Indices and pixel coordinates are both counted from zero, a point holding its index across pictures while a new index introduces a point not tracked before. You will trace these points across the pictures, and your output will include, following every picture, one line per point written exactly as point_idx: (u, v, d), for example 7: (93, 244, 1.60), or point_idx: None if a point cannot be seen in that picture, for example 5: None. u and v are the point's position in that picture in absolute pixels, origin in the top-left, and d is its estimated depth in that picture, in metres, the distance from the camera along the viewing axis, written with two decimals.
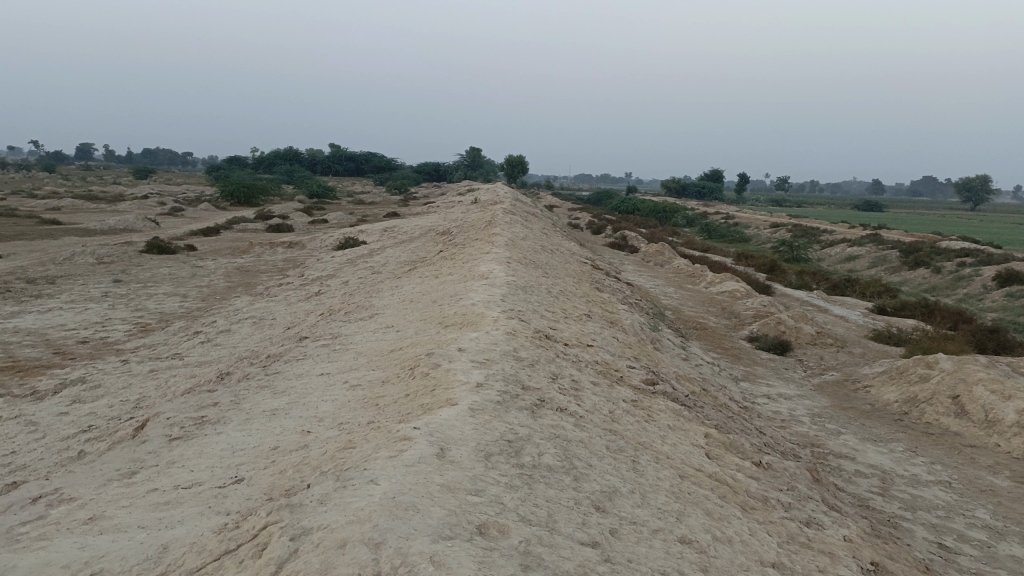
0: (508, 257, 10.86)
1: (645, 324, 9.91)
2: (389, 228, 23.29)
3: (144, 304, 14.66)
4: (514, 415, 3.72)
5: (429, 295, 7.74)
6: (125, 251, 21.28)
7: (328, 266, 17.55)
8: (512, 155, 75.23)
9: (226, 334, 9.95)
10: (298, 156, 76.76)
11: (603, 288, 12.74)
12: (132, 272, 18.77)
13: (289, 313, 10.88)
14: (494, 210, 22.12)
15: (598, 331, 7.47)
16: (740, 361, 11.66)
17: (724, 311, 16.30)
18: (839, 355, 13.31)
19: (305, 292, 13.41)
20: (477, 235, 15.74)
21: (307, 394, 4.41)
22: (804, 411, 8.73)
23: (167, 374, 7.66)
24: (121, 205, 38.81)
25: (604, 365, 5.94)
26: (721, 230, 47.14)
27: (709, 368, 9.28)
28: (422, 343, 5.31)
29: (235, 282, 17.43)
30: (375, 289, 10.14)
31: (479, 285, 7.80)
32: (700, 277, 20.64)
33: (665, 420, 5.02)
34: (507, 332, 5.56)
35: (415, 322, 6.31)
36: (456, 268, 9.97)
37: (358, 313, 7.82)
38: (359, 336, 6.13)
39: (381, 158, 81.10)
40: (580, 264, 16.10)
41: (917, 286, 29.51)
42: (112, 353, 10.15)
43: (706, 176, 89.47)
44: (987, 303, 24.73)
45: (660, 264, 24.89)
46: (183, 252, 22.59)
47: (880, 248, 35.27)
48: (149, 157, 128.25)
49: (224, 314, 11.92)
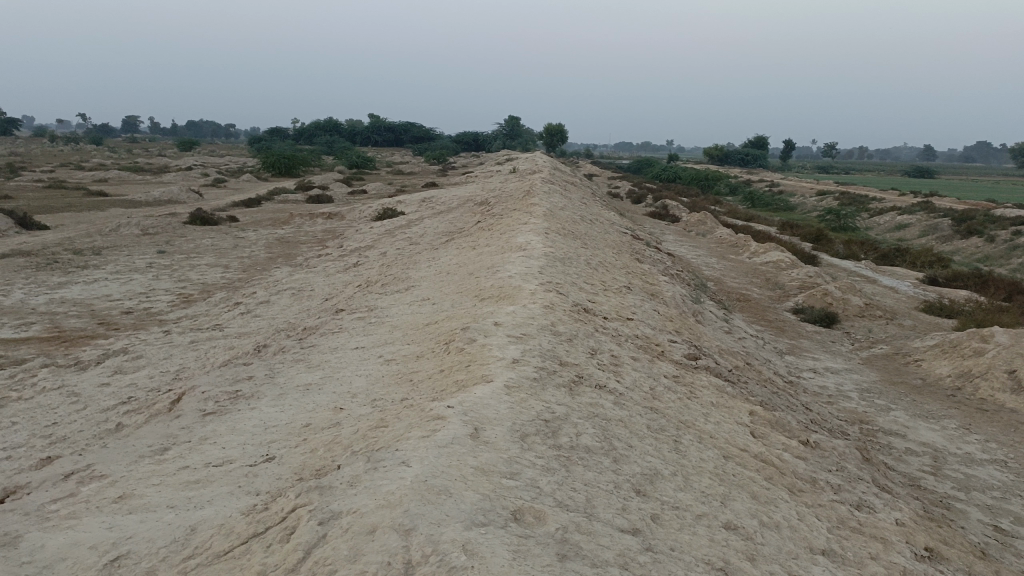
0: (546, 228, 10.69)
1: (686, 296, 9.69)
2: (427, 199, 23.22)
3: (187, 275, 14.85)
4: (551, 393, 3.59)
5: (466, 267, 7.62)
6: (169, 222, 21.60)
7: (367, 236, 17.57)
8: (550, 124, 74.49)
9: (265, 305, 10.00)
10: (338, 127, 77.05)
11: (643, 259, 12.50)
12: (176, 243, 19.03)
13: (328, 285, 10.88)
14: (532, 180, 21.86)
15: (638, 304, 7.29)
16: (785, 334, 11.36)
17: (768, 282, 15.92)
18: (887, 327, 12.91)
19: (343, 263, 13.42)
20: (515, 205, 15.57)
21: (341, 369, 4.34)
22: (852, 386, 8.45)
23: (207, 345, 7.70)
24: (166, 177, 39.45)
25: (645, 339, 5.77)
26: (765, 198, 46.17)
27: (752, 341, 9.04)
28: (458, 317, 5.20)
29: (275, 253, 17.57)
30: (412, 261, 10.06)
31: (516, 256, 7.66)
32: (743, 247, 20.19)
33: (707, 397, 4.85)
34: (544, 306, 5.42)
35: (451, 294, 6.21)
36: (494, 240, 9.84)
37: (395, 285, 7.75)
38: (395, 309, 6.05)
39: (420, 128, 81.01)
40: (620, 234, 15.84)
41: (969, 255, 28.55)
42: (154, 323, 10.28)
43: (750, 143, 87.55)
44: None
45: (701, 233, 24.45)
46: (225, 223, 22.85)
47: (931, 217, 34.16)
48: (192, 129, 130.19)
49: (264, 285, 11.99)
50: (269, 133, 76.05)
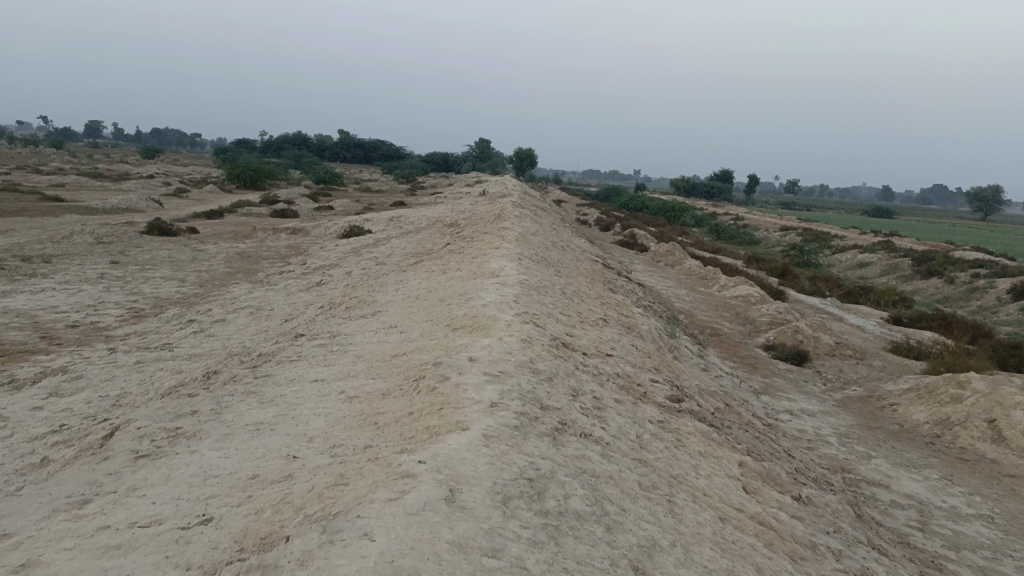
0: (519, 254, 10.34)
1: (661, 330, 9.40)
2: (396, 218, 22.80)
3: (141, 288, 14.19)
4: (533, 443, 3.20)
5: (437, 292, 7.20)
6: (125, 231, 20.83)
7: (332, 254, 17.08)
8: (521, 149, 74.75)
9: (221, 324, 9.47)
10: (307, 141, 76.31)
11: (616, 289, 12.22)
12: (131, 254, 18.30)
13: (288, 305, 10.37)
14: (503, 203, 21.57)
15: (616, 338, 6.95)
16: (758, 371, 11.13)
17: (739, 316, 15.77)
18: (858, 368, 12.79)
19: (306, 282, 12.94)
20: (487, 228, 15.23)
21: (297, 405, 3.89)
22: (830, 431, 8.21)
23: (154, 368, 7.16)
24: (125, 184, 38.40)
25: (627, 378, 5.42)
26: (730, 231, 46.62)
27: (729, 380, 8.77)
28: (429, 349, 4.79)
29: (235, 268, 16.97)
30: (379, 283, 9.60)
31: (490, 283, 7.27)
32: (713, 280, 20.09)
33: (696, 446, 4.50)
34: (523, 340, 5.04)
35: (421, 323, 5.79)
36: (465, 264, 9.44)
37: (361, 308, 7.30)
38: (359, 337, 5.60)
39: (390, 147, 80.68)
40: (592, 262, 15.58)
41: (929, 295, 28.97)
42: (100, 339, 9.67)
43: (716, 176, 88.84)
44: (1001, 316, 24.20)
45: (670, 264, 24.39)
46: (185, 234, 22.13)
47: (892, 256, 34.69)
48: (157, 137, 128.24)
49: (220, 302, 11.43)
50: (236, 144, 75.03)
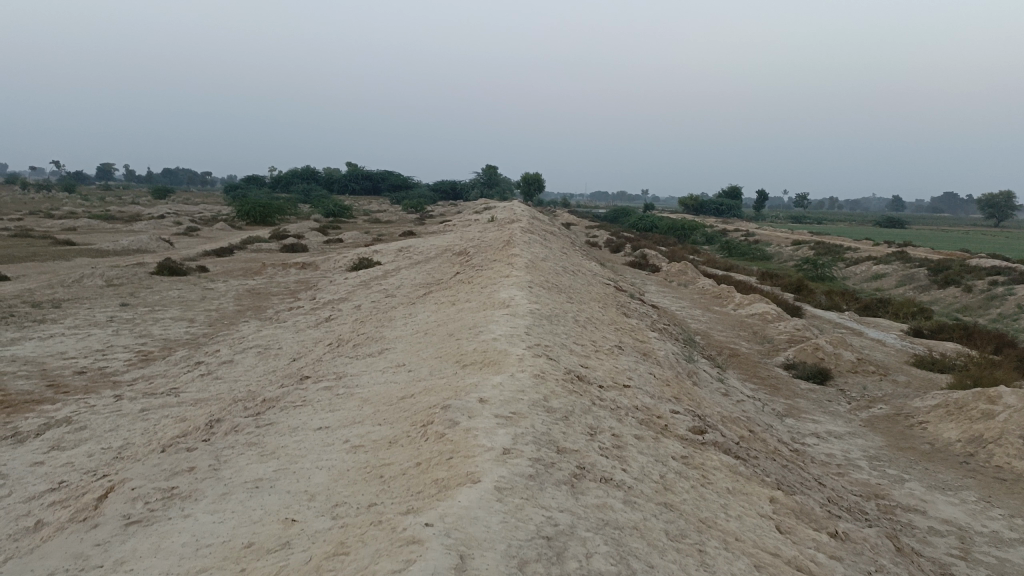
0: (529, 281, 10.15)
1: (678, 355, 9.15)
2: (405, 248, 22.71)
3: (150, 330, 14.10)
4: (550, 495, 2.97)
5: (446, 326, 6.99)
6: (135, 273, 20.83)
7: (341, 288, 16.97)
8: (529, 174, 74.96)
9: (229, 366, 9.30)
10: (315, 175, 76.88)
11: (630, 313, 11.99)
12: (141, 295, 18.25)
13: (297, 342, 10.20)
14: (512, 229, 21.43)
15: (633, 367, 6.71)
16: (780, 392, 10.83)
17: (756, 335, 15.47)
18: (882, 384, 12.46)
19: (315, 318, 12.79)
20: (496, 256, 15.08)
21: (299, 457, 3.68)
22: (859, 454, 7.91)
23: (159, 414, 6.98)
24: (137, 225, 38.64)
25: (646, 411, 5.18)
26: (742, 247, 46.32)
27: (751, 404, 8.49)
28: (439, 389, 4.57)
29: (245, 305, 16.87)
30: (387, 317, 9.42)
31: (500, 315, 7.07)
32: (727, 298, 19.81)
33: (723, 483, 4.25)
34: (536, 376, 4.82)
35: (430, 360, 5.58)
36: (475, 295, 9.25)
37: (368, 346, 7.10)
38: (366, 378, 5.39)
39: (398, 177, 81.13)
40: (604, 286, 15.36)
41: (948, 305, 28.51)
42: (108, 385, 9.53)
43: (725, 193, 88.66)
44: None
45: (683, 283, 24.13)
46: (195, 273, 22.10)
47: (908, 266, 34.25)
48: (167, 177, 129.72)
49: (228, 342, 11.28)
50: (246, 181, 75.67)
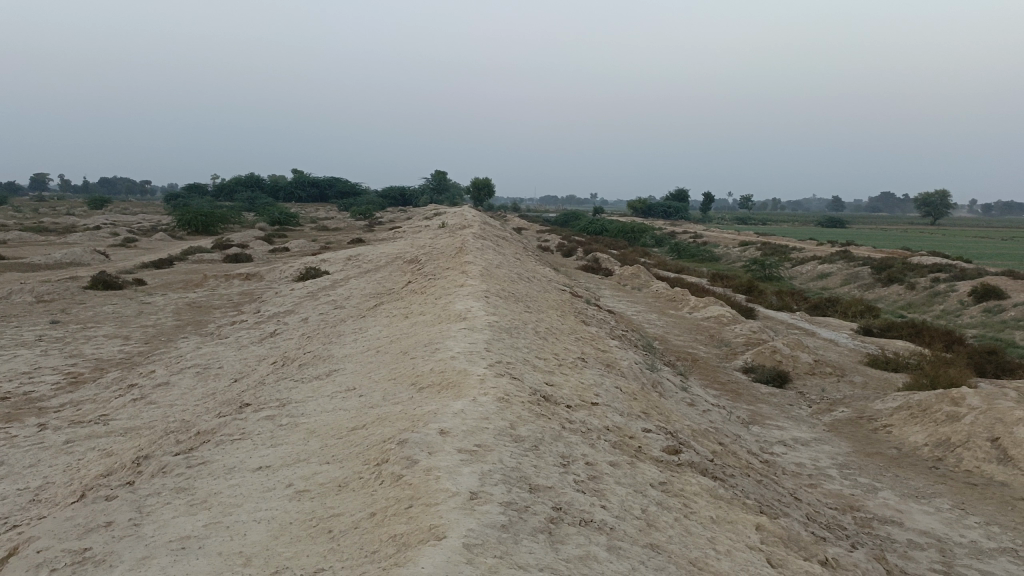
0: (484, 291, 9.74)
1: (641, 364, 8.86)
2: (354, 256, 22.08)
3: (83, 349, 13.26)
4: (527, 549, 2.57)
5: (399, 343, 6.53)
6: (68, 288, 19.76)
7: (288, 300, 16.30)
8: (478, 179, 74.67)
9: (165, 389, 8.67)
10: (261, 183, 75.21)
11: (588, 320, 11.71)
12: (73, 311, 17.26)
13: (239, 361, 9.59)
14: (464, 235, 21.00)
15: (599, 381, 6.36)
16: (742, 398, 10.62)
17: (713, 339, 15.35)
18: (840, 386, 12.40)
19: (259, 333, 12.16)
20: (448, 264, 14.66)
21: (234, 507, 3.21)
22: (828, 462, 7.71)
23: (85, 448, 6.36)
24: (71, 237, 37.02)
25: (618, 432, 4.81)
26: (691, 249, 46.75)
27: (718, 413, 8.24)
28: (393, 418, 4.13)
29: (185, 320, 16.08)
30: (336, 333, 8.89)
31: (457, 329, 6.63)
32: (682, 301, 19.72)
33: (708, 512, 3.91)
34: (500, 400, 4.40)
35: (383, 383, 5.12)
36: (428, 306, 8.78)
37: (315, 366, 6.59)
38: (311, 406, 4.90)
39: (346, 185, 79.88)
40: (560, 292, 15.05)
41: (892, 302, 29.04)
42: (31, 412, 8.78)
43: (672, 196, 89.70)
44: (965, 319, 24.25)
45: (637, 287, 24.05)
46: (132, 287, 21.09)
47: (852, 265, 34.86)
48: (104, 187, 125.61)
49: (166, 361, 10.58)
50: (188, 190, 73.62)
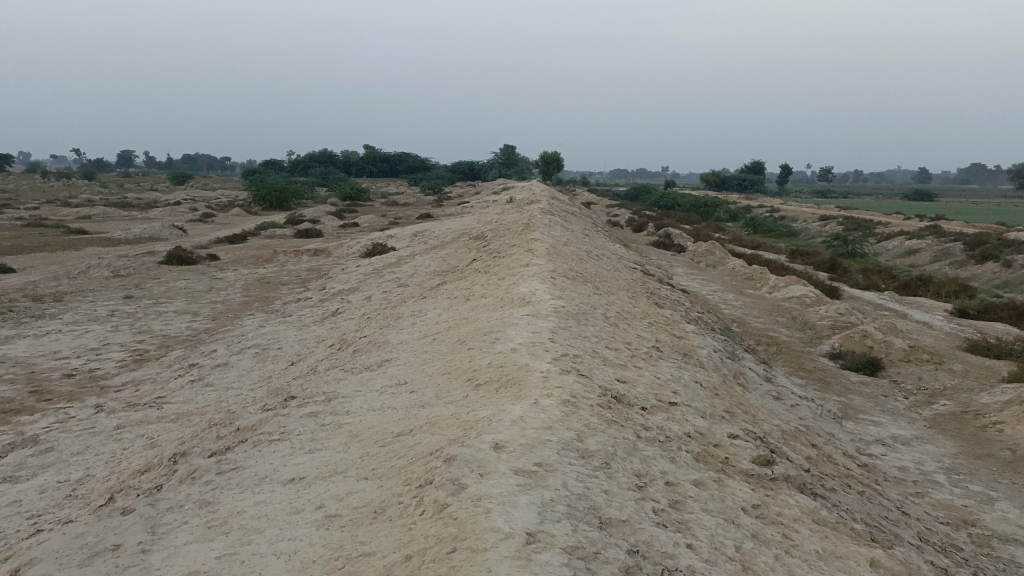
0: (551, 271, 9.17)
1: (721, 352, 8.17)
2: (421, 232, 21.79)
3: (151, 325, 13.31)
4: None
5: (457, 330, 6.04)
6: (143, 263, 20.12)
7: (353, 276, 16.12)
8: (547, 153, 73.75)
9: (222, 370, 8.46)
10: (333, 158, 76.14)
11: (662, 303, 11.02)
12: (147, 286, 17.50)
13: (298, 342, 9.31)
14: (531, 210, 20.41)
15: (677, 375, 5.73)
16: (829, 389, 9.79)
17: (796, 321, 14.41)
18: (939, 375, 11.40)
19: (321, 311, 11.92)
20: (514, 241, 14.15)
21: (252, 535, 2.76)
22: (933, 465, 6.89)
23: (134, 436, 6.10)
24: (152, 212, 38.07)
25: (701, 439, 4.20)
26: (768, 224, 44.98)
27: (807, 409, 7.51)
28: (443, 425, 3.61)
29: (253, 296, 16.06)
30: (395, 315, 8.47)
31: (521, 315, 6.09)
32: (760, 280, 18.74)
33: (812, 545, 3.27)
34: (566, 404, 3.84)
35: (436, 380, 4.62)
36: (491, 287, 8.27)
37: (368, 354, 6.16)
38: (357, 403, 4.45)
39: (415, 160, 80.16)
40: (631, 270, 14.36)
41: (987, 280, 27.14)
42: (93, 392, 8.69)
43: (747, 169, 86.79)
44: None
45: (711, 264, 23.06)
46: (204, 262, 21.34)
47: (943, 241, 32.79)
48: (187, 163, 129.95)
49: (228, 340, 10.44)
50: (264, 165, 75.20)
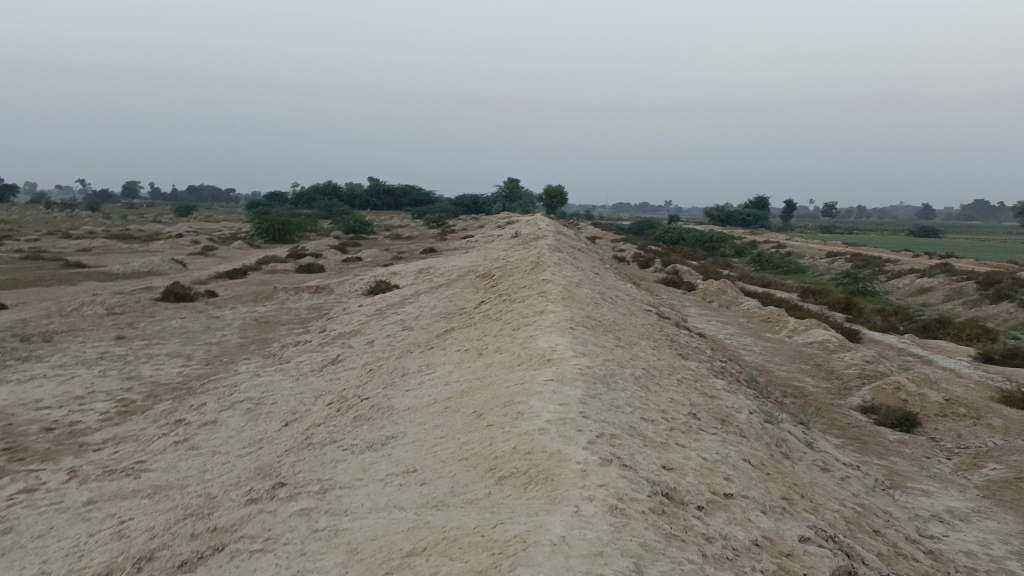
0: (568, 320, 8.49)
1: (756, 413, 7.45)
2: (424, 269, 21.16)
3: (142, 370, 12.59)
4: None
5: (471, 397, 5.33)
6: (139, 300, 19.50)
7: (355, 317, 15.47)
8: (550, 187, 73.63)
9: (211, 430, 7.75)
10: (337, 191, 76.02)
11: (684, 352, 10.33)
12: (141, 326, 16.85)
13: (295, 396, 8.59)
14: (539, 247, 19.73)
15: (724, 453, 5.02)
16: (868, 450, 9.03)
17: (820, 369, 13.67)
18: (978, 431, 10.66)
19: (320, 358, 11.23)
20: (524, 282, 13.50)
21: None
22: (1004, 545, 6.13)
23: (103, 516, 5.37)
24: (153, 245, 37.58)
25: (772, 551, 3.49)
26: (774, 260, 44.43)
27: (855, 480, 6.78)
28: (463, 544, 2.91)
29: (250, 338, 15.39)
30: (399, 369, 7.78)
31: (545, 379, 5.39)
32: (777, 322, 18.06)
33: None
34: (613, 514, 3.13)
35: (453, 467, 3.92)
36: (505, 340, 7.58)
37: (371, 421, 5.45)
38: (358, 499, 3.73)
39: (419, 192, 80.05)
40: (645, 314, 13.70)
41: (1003, 321, 26.39)
42: (69, 451, 7.95)
43: (751, 204, 86.61)
44: None
45: (723, 304, 22.39)
46: (202, 298, 20.71)
47: (954, 280, 32.12)
48: (192, 194, 130.60)
49: (221, 390, 9.75)
50: (268, 197, 75.16)
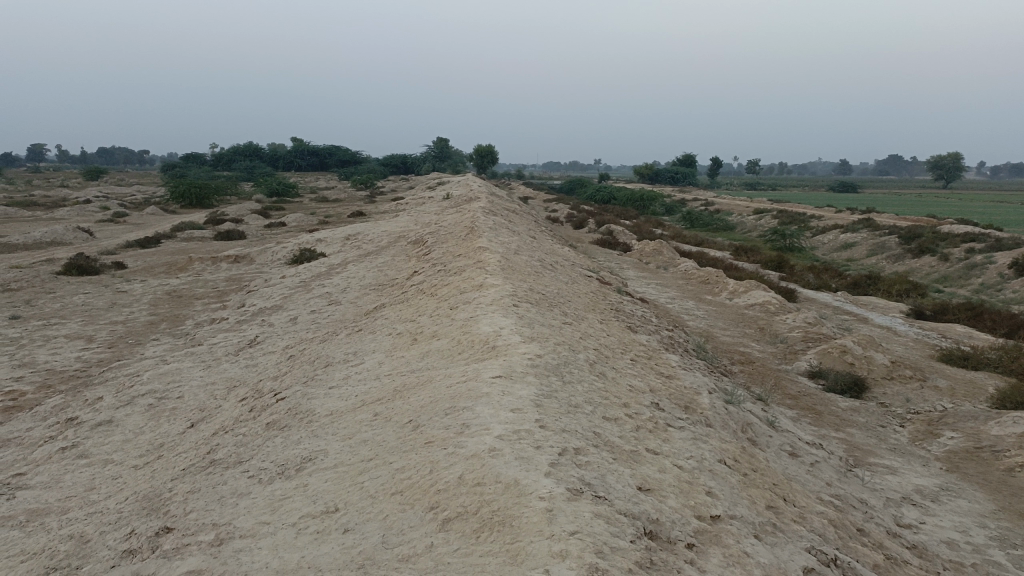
0: (510, 295, 7.72)
1: (717, 393, 6.89)
2: (352, 234, 20.00)
3: (35, 355, 11.28)
4: None
5: (405, 401, 4.51)
6: (37, 274, 17.80)
7: (276, 289, 14.35)
8: (480, 145, 72.09)
9: (105, 432, 6.73)
10: (259, 152, 72.77)
11: (633, 323, 9.74)
12: (37, 303, 15.30)
13: (205, 388, 7.60)
14: (473, 210, 18.80)
15: (698, 454, 4.39)
16: (824, 421, 8.66)
17: (765, 333, 13.33)
18: (925, 394, 10.47)
19: (236, 339, 10.17)
20: (458, 250, 12.63)
21: None
22: (981, 531, 5.74)
23: None
24: (57, 212, 34.91)
25: None
26: (704, 218, 44.58)
27: (823, 464, 6.30)
28: None
29: (161, 315, 14.10)
30: (322, 357, 6.87)
31: (493, 376, 4.62)
32: (717, 283, 17.74)
33: None
34: None
35: (385, 505, 3.13)
36: (441, 322, 6.76)
37: (284, 432, 4.58)
38: (260, 559, 2.91)
39: (345, 153, 77.42)
40: (587, 280, 13.06)
41: (925, 274, 26.91)
42: None
43: (679, 162, 87.16)
44: (1009, 294, 22.24)
45: (661, 265, 22.02)
46: (109, 271, 19.09)
47: (877, 234, 32.67)
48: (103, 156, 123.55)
49: (124, 381, 8.66)
50: (186, 159, 71.40)
